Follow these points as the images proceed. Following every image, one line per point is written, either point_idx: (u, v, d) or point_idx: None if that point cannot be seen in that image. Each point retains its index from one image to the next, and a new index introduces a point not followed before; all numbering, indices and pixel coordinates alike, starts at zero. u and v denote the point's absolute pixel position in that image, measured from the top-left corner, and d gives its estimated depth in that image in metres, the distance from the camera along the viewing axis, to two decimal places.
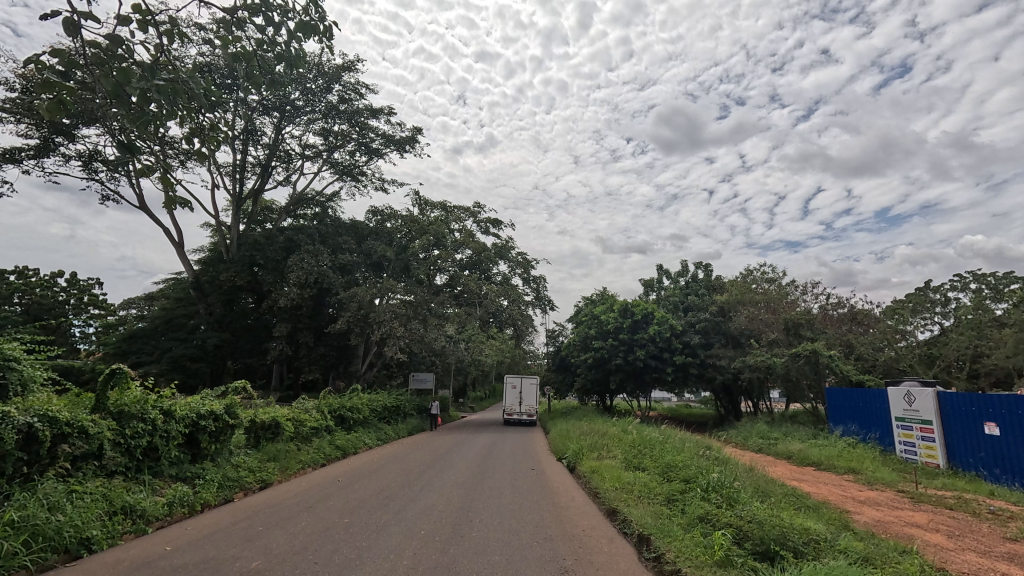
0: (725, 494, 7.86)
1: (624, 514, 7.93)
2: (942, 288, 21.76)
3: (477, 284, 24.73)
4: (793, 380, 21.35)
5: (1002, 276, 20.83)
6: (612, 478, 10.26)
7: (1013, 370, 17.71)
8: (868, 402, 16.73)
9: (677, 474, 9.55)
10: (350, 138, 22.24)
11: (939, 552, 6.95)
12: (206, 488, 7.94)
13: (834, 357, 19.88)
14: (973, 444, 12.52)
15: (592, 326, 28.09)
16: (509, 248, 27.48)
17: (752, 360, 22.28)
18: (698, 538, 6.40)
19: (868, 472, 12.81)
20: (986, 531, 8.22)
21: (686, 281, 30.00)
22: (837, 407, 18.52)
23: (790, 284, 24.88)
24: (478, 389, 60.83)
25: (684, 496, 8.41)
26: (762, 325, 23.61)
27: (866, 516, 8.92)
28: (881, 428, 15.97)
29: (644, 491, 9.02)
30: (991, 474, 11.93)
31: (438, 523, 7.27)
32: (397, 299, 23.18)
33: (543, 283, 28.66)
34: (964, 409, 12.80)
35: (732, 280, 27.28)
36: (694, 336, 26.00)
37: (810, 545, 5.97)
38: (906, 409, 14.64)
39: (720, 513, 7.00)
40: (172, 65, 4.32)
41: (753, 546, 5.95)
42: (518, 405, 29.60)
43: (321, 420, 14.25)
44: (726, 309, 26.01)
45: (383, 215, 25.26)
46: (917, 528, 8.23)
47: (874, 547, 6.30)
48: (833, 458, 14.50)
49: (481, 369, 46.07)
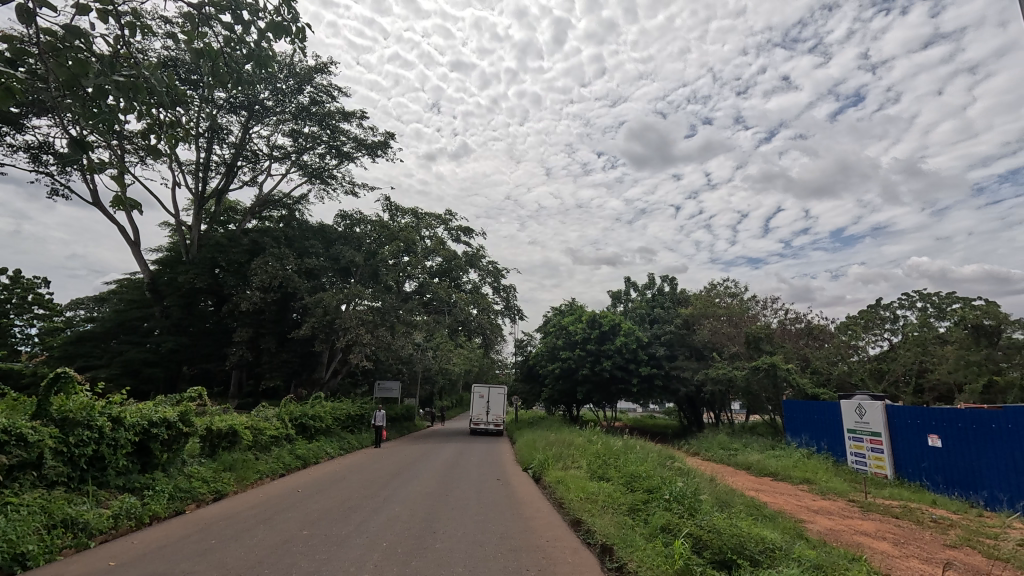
0: (688, 504, 8.00)
1: (588, 524, 8.02)
2: (891, 305, 22.83)
3: (447, 292, 24.72)
4: (753, 393, 21.98)
5: (945, 295, 22.07)
6: (577, 488, 10.31)
7: (954, 386, 18.94)
8: (820, 414, 17.46)
9: (641, 485, 9.65)
10: (320, 141, 21.86)
11: (886, 560, 7.26)
12: (155, 500, 7.58)
13: (791, 371, 20.70)
14: (918, 455, 13.20)
15: (560, 336, 28.27)
16: (480, 257, 27.51)
17: (714, 373, 22.92)
18: (659, 548, 6.50)
19: (822, 483, 13.31)
20: (929, 539, 8.62)
21: (653, 294, 30.49)
22: (793, 418, 19.21)
23: (751, 299, 25.90)
24: (446, 398, 60.08)
25: (647, 505, 8.54)
26: (724, 338, 24.55)
27: (819, 525, 9.24)
28: (833, 439, 16.69)
29: (608, 501, 9.09)
30: (933, 483, 12.59)
31: (401, 533, 7.19)
32: (364, 305, 23.05)
33: (513, 293, 28.84)
34: (911, 421, 13.45)
35: (697, 294, 27.97)
36: (659, 349, 26.34)
37: (766, 553, 6.14)
38: (857, 421, 15.26)
39: (681, 523, 7.14)
40: (133, 59, 4.20)
41: (711, 555, 6.11)
42: (485, 415, 29.35)
43: (281, 429, 13.83)
44: (690, 322, 26.60)
45: (353, 220, 24.80)
46: (866, 536, 8.58)
47: (825, 555, 6.53)
48: (788, 469, 15.01)
49: (447, 378, 45.52)
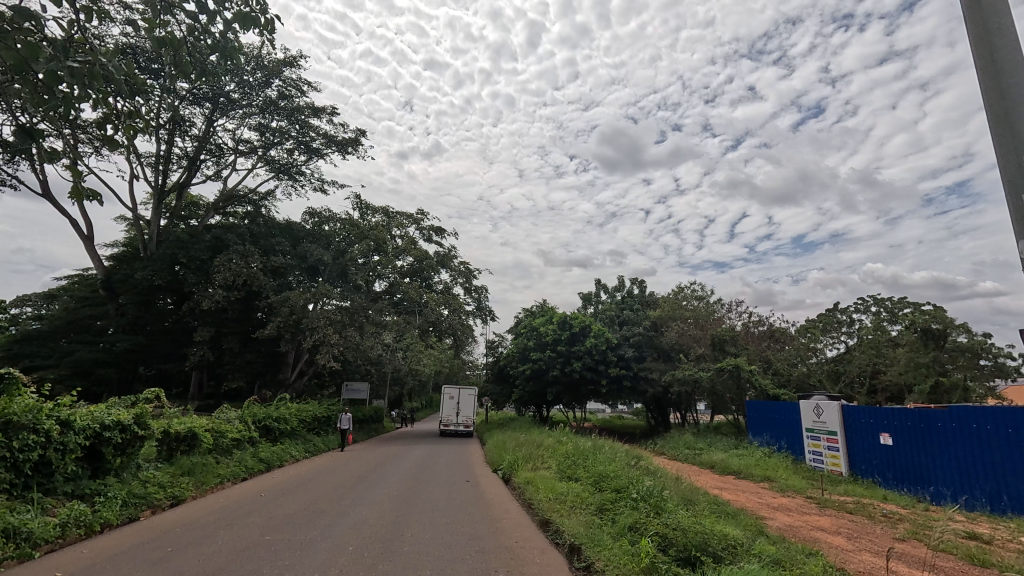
0: (653, 503, 8.15)
1: (557, 524, 8.08)
2: (847, 310, 23.81)
3: (417, 292, 24.49)
4: (718, 394, 22.55)
5: (897, 300, 23.16)
6: (546, 489, 10.36)
7: (904, 387, 19.88)
8: (780, 414, 18.06)
9: (609, 485, 9.77)
10: (288, 136, 21.35)
11: (841, 554, 7.57)
12: (107, 507, 7.25)
13: (754, 372, 21.31)
14: (870, 453, 13.83)
15: (531, 338, 28.41)
16: (452, 257, 27.38)
17: (681, 374, 23.41)
18: (626, 546, 6.60)
19: (782, 480, 13.77)
20: (880, 532, 9.03)
21: (622, 296, 30.92)
22: (755, 418, 19.80)
23: (717, 302, 26.66)
24: (416, 400, 59.40)
25: (615, 505, 8.65)
26: (691, 340, 25.34)
27: (779, 521, 9.55)
28: (792, 438, 17.32)
29: (576, 501, 9.17)
30: (884, 480, 13.23)
31: (368, 537, 7.08)
32: (333, 305, 22.63)
33: (485, 294, 28.80)
34: (864, 420, 14.06)
35: (665, 297, 28.50)
36: (627, 350, 26.71)
37: (728, 550, 6.32)
38: (815, 421, 15.81)
39: (648, 522, 7.26)
40: (88, 44, 4.01)
41: (676, 552, 6.25)
42: (454, 416, 29.17)
43: (243, 432, 13.40)
44: (658, 324, 27.07)
45: (321, 217, 24.30)
46: (822, 531, 8.92)
47: (784, 550, 6.76)
48: (750, 467, 15.47)
49: (417, 380, 45.01)
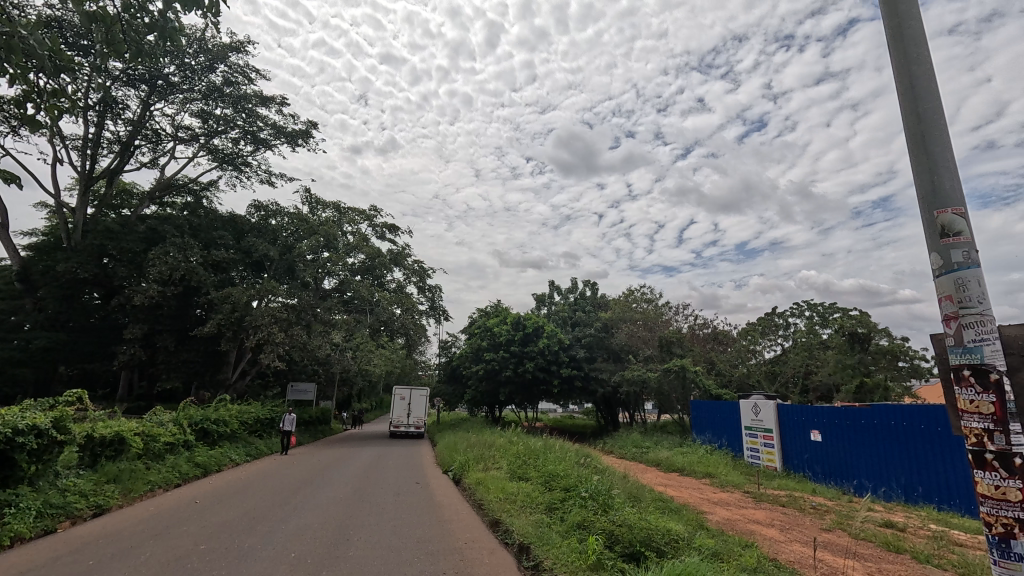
0: (601, 500, 8.33)
1: (506, 524, 8.11)
2: (784, 314, 25.23)
3: (369, 290, 23.96)
4: (664, 393, 23.34)
5: (828, 305, 24.76)
6: (497, 489, 10.37)
7: (833, 386, 21.29)
8: (722, 413, 18.91)
9: (558, 483, 9.90)
10: (234, 125, 20.36)
11: (773, 544, 8.01)
12: (19, 519, 6.66)
13: (698, 373, 22.20)
14: (802, 448, 14.74)
15: (485, 338, 28.38)
16: (405, 256, 26.95)
17: (630, 374, 24.06)
18: (574, 544, 6.71)
19: (722, 476, 14.43)
20: (809, 524, 9.62)
21: (575, 297, 31.41)
22: (698, 417, 20.60)
23: (665, 305, 27.56)
24: (365, 400, 58.00)
25: (564, 504, 8.77)
26: (640, 341, 25.97)
27: (718, 515, 10.00)
28: (732, 436, 18.18)
29: (527, 501, 9.24)
30: (814, 473, 14.15)
31: (312, 543, 6.85)
32: (279, 302, 21.76)
33: (439, 293, 28.54)
34: (797, 417, 14.96)
35: (616, 299, 29.18)
36: (579, 351, 27.18)
37: (670, 544, 6.54)
38: (753, 419, 16.55)
39: (595, 519, 7.41)
40: (6, 15, 3.68)
41: (622, 549, 6.41)
42: (405, 417, 28.72)
43: (178, 435, 12.66)
44: (609, 325, 27.67)
45: (268, 211, 23.32)
46: (757, 524, 9.40)
47: (723, 543, 7.07)
48: (693, 464, 16.10)
49: (367, 380, 43.96)
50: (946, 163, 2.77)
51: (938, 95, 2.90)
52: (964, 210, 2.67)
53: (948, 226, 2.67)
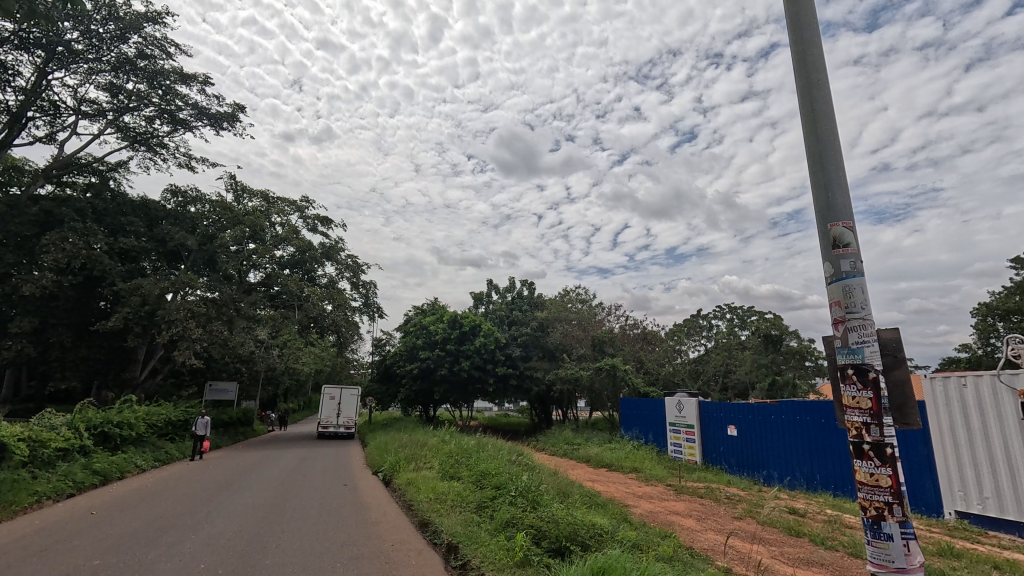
0: (530, 497, 8.47)
1: (435, 524, 8.03)
2: (707, 316, 26.78)
3: (298, 285, 22.90)
4: (595, 391, 24.06)
5: (746, 309, 26.55)
6: (427, 489, 10.24)
7: (749, 384, 22.87)
8: (648, 410, 19.73)
9: (489, 481, 9.93)
10: (148, 102, 18.73)
11: (689, 534, 8.48)
12: None
13: (628, 371, 23.07)
14: (719, 442, 15.71)
15: (420, 336, 27.92)
16: (338, 250, 25.97)
17: (563, 373, 24.58)
18: (502, 541, 6.75)
19: (646, 470, 15.09)
20: (723, 513, 10.28)
21: (512, 297, 31.63)
22: (627, 414, 21.38)
23: (598, 306, 28.38)
24: (292, 400, 55.28)
25: (494, 502, 8.82)
26: (573, 340, 26.52)
27: (642, 508, 10.44)
28: (657, 432, 19.05)
29: (457, 500, 9.19)
30: (729, 466, 15.14)
31: (226, 552, 6.48)
32: (196, 295, 20.30)
33: (373, 289, 27.78)
34: (716, 413, 15.91)
35: (552, 299, 29.68)
36: (515, 350, 27.41)
37: (594, 538, 6.72)
38: (677, 416, 17.45)
39: (523, 516, 7.50)
40: None
41: (548, 544, 6.55)
42: (335, 417, 27.72)
43: (72, 440, 11.46)
44: (544, 325, 28.04)
45: (186, 197, 21.67)
46: (677, 515, 9.91)
47: (644, 535, 7.38)
48: (621, 460, 16.72)
49: (294, 380, 41.93)
50: (840, 180, 3.03)
51: (835, 118, 3.17)
52: (852, 223, 2.95)
53: (838, 238, 2.94)
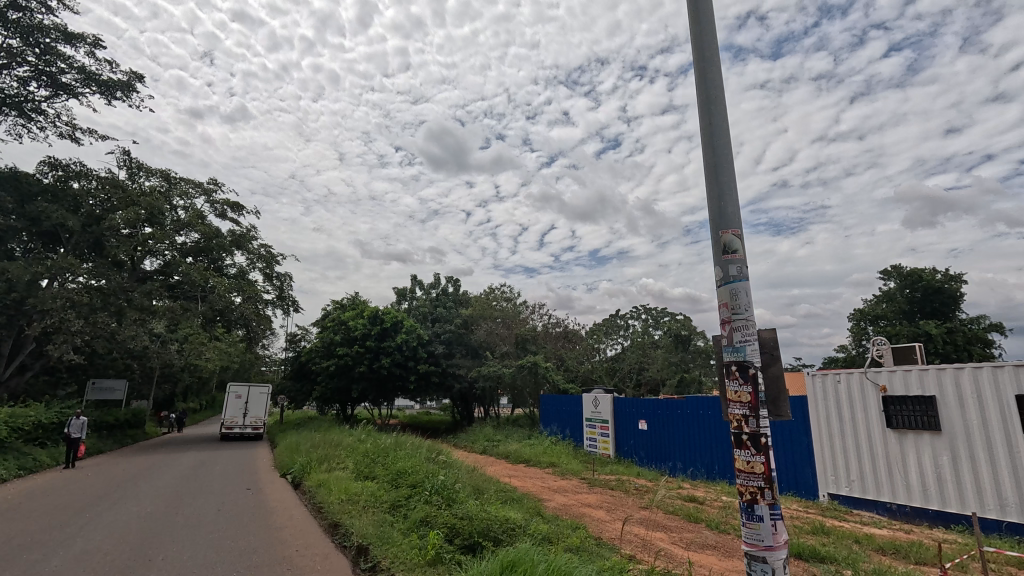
0: (445, 495, 8.42)
1: (346, 526, 7.75)
2: (625, 316, 28.07)
3: (202, 274, 21.13)
4: (517, 388, 24.39)
5: (660, 310, 28.16)
6: (339, 489, 9.85)
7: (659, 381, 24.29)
8: (567, 406, 20.32)
9: (405, 481, 9.74)
10: (22, 60, 16.40)
11: (599, 524, 8.84)
12: None
13: (549, 368, 23.60)
14: (630, 436, 16.54)
15: (338, 331, 26.80)
16: (249, 238, 24.25)
17: (486, 370, 24.68)
18: (414, 540, 6.65)
19: (563, 465, 15.54)
20: (631, 503, 10.82)
21: (437, 293, 31.24)
22: (547, 411, 21.86)
23: (523, 304, 28.78)
24: (193, 400, 50.90)
25: (409, 500, 8.65)
26: (497, 338, 26.55)
27: (555, 502, 10.73)
28: (574, 428, 19.70)
29: (370, 500, 8.90)
30: (639, 458, 15.98)
31: (102, 568, 5.83)
32: (78, 283, 18.13)
33: (289, 282, 26.29)
34: (629, 409, 16.73)
35: (477, 296, 29.65)
36: (438, 347, 27.08)
37: (507, 532, 6.78)
38: (593, 411, 18.13)
39: (438, 514, 7.43)
40: None
41: (461, 541, 6.54)
42: (241, 417, 25.90)
43: None
44: (468, 322, 27.96)
45: (68, 172, 19.24)
46: (588, 507, 10.29)
47: (555, 527, 7.56)
48: (539, 455, 17.08)
49: (195, 377, 38.63)
50: (732, 192, 3.28)
51: (730, 133, 3.43)
52: (740, 231, 3.20)
53: (728, 245, 3.18)
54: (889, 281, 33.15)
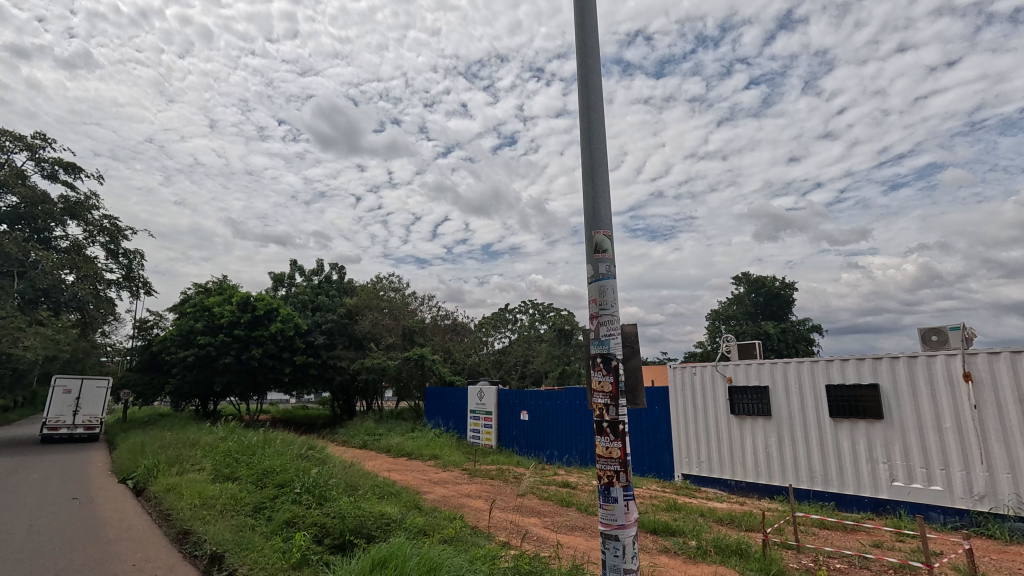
0: (316, 494, 7.95)
1: (197, 534, 6.97)
2: (514, 310, 28.74)
3: (21, 246, 17.66)
4: (402, 380, 23.84)
5: (547, 305, 29.26)
6: (192, 493, 8.81)
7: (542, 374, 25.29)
8: (452, 398, 20.29)
9: (271, 480, 9.01)
10: None
11: (476, 514, 8.93)
12: None
13: (435, 361, 23.37)
14: (512, 427, 17.01)
15: (200, 318, 23.99)
16: (88, 206, 20.73)
17: (370, 362, 23.76)
18: (278, 544, 6.18)
19: (445, 457, 15.53)
20: (509, 491, 11.13)
21: (319, 280, 29.31)
22: (432, 403, 21.62)
23: (411, 295, 28.15)
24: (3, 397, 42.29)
25: (275, 502, 7.99)
26: (383, 330, 25.67)
27: (435, 494, 10.65)
28: (458, 419, 19.78)
29: (229, 503, 8.07)
30: (519, 448, 16.51)
31: None
32: None
33: (140, 259, 22.98)
34: (512, 400, 17.18)
35: (363, 285, 28.36)
36: (317, 337, 25.43)
37: (381, 527, 6.56)
38: (478, 403, 18.31)
39: (307, 514, 6.99)
40: None
41: (330, 541, 6.22)
42: (70, 416, 22.10)
43: None
44: (353, 312, 26.67)
45: None
46: (467, 498, 10.38)
47: (431, 519, 7.50)
48: (421, 448, 16.87)
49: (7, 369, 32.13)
50: (605, 195, 3.47)
51: (605, 139, 3.63)
52: (610, 233, 3.40)
53: (600, 245, 3.36)
54: (739, 286, 37.82)
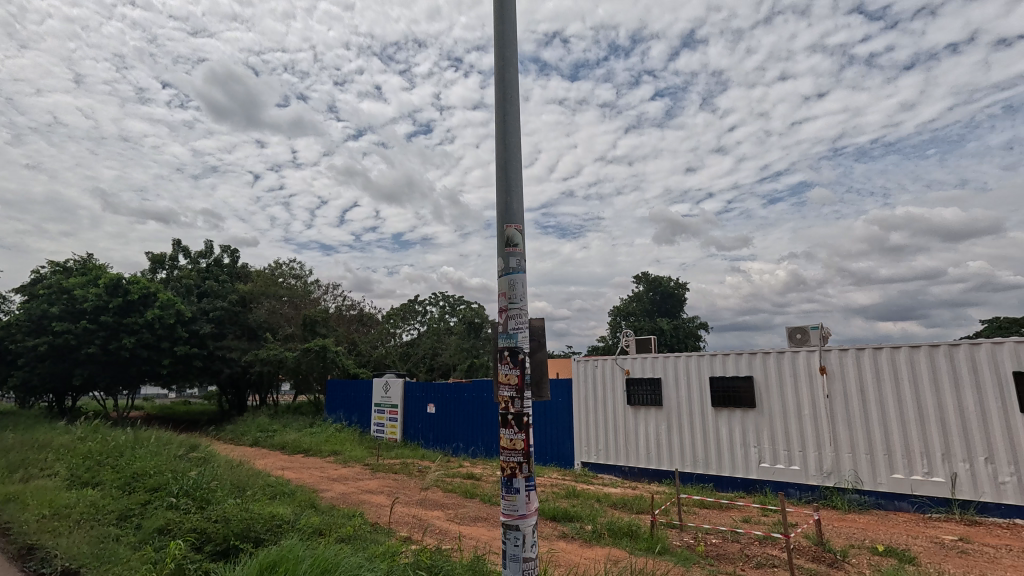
0: (197, 497, 7.26)
1: (44, 549, 6.06)
2: (423, 302, 28.29)
3: None
4: (300, 373, 22.52)
5: (458, 298, 29.13)
6: (39, 503, 7.62)
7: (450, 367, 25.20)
8: (356, 392, 19.51)
9: (142, 484, 8.07)
10: None
11: (377, 510, 8.67)
12: None
13: (339, 353, 22.35)
14: (417, 420, 16.77)
15: (55, 302, 20.51)
16: None
17: (265, 354, 22.16)
18: (148, 554, 5.55)
19: (346, 452, 14.92)
20: (412, 485, 10.95)
21: (207, 264, 26.69)
22: (333, 397, 20.61)
23: (314, 283, 26.63)
24: None
25: (145, 508, 7.15)
26: (281, 319, 24.04)
27: (333, 492, 10.17)
28: (361, 413, 19.11)
29: (85, 512, 7.07)
30: (425, 441, 16.31)
31: None
32: None
33: None
34: (418, 393, 16.91)
35: (259, 271, 26.27)
36: (204, 326, 22.97)
37: (272, 530, 6.14)
38: (383, 397, 17.78)
39: (185, 519, 6.37)
40: None
41: (212, 547, 5.70)
42: None
43: None
44: (246, 299, 24.68)
45: None
46: (368, 493, 10.06)
47: (327, 518, 7.16)
48: (320, 444, 16.06)
49: None
50: (517, 189, 3.49)
51: (520, 134, 3.65)
52: (521, 227, 3.42)
53: (511, 239, 3.37)
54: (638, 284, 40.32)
